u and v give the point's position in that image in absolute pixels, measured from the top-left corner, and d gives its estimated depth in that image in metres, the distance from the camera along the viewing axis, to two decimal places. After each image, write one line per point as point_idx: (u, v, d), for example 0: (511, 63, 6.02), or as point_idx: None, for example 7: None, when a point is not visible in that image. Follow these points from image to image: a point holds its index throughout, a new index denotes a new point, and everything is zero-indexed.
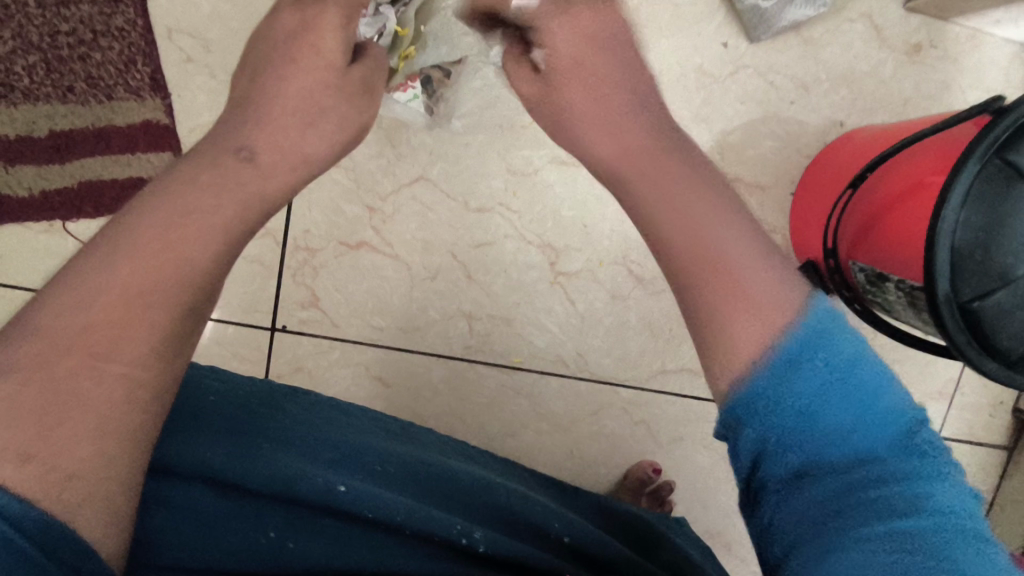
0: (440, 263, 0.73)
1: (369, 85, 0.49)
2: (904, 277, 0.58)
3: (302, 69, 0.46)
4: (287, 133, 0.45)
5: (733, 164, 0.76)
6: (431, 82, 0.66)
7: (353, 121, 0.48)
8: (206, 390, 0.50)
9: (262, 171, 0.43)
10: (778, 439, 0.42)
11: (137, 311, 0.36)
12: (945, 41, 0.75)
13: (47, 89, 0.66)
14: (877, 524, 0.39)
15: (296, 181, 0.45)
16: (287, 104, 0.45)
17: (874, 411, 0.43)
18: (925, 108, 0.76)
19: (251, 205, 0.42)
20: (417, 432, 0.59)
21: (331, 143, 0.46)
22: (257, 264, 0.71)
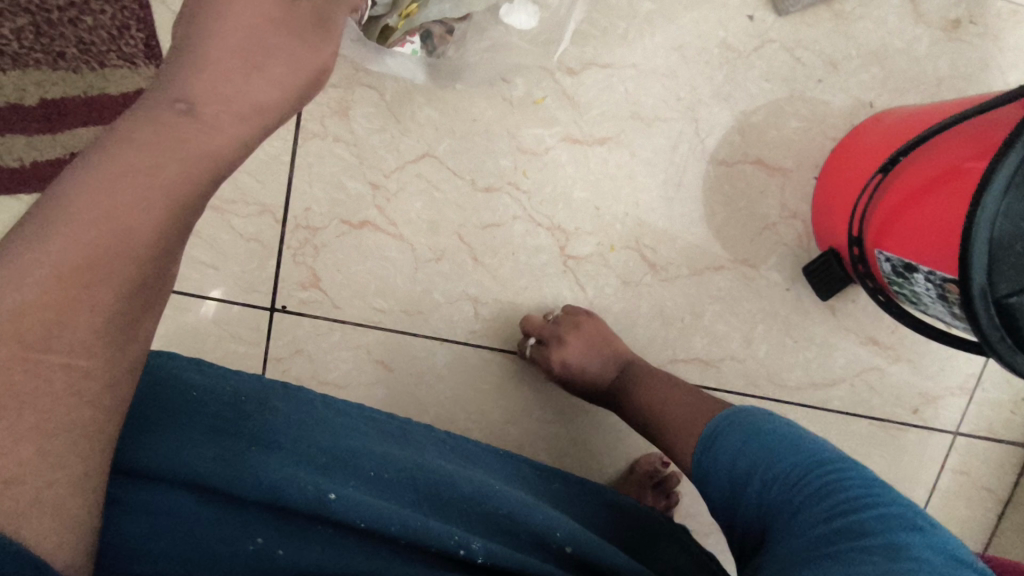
0: (446, 245, 0.71)
1: (321, 19, 0.50)
2: (935, 269, 0.55)
3: (243, 11, 0.47)
4: (224, 80, 0.45)
5: (755, 145, 0.72)
6: (431, 37, 0.64)
7: (308, 61, 0.48)
8: (187, 387, 0.49)
9: (203, 123, 0.42)
10: (727, 489, 0.54)
11: (76, 290, 0.36)
12: (986, 17, 0.71)
13: (37, 54, 0.63)
14: (809, 533, 0.47)
15: (251, 133, 0.45)
16: (227, 49, 0.46)
17: (815, 459, 0.52)
18: (960, 89, 0.72)
19: (196, 162, 0.41)
20: (416, 432, 0.57)
21: (283, 91, 0.47)
22: (256, 242, 0.69)
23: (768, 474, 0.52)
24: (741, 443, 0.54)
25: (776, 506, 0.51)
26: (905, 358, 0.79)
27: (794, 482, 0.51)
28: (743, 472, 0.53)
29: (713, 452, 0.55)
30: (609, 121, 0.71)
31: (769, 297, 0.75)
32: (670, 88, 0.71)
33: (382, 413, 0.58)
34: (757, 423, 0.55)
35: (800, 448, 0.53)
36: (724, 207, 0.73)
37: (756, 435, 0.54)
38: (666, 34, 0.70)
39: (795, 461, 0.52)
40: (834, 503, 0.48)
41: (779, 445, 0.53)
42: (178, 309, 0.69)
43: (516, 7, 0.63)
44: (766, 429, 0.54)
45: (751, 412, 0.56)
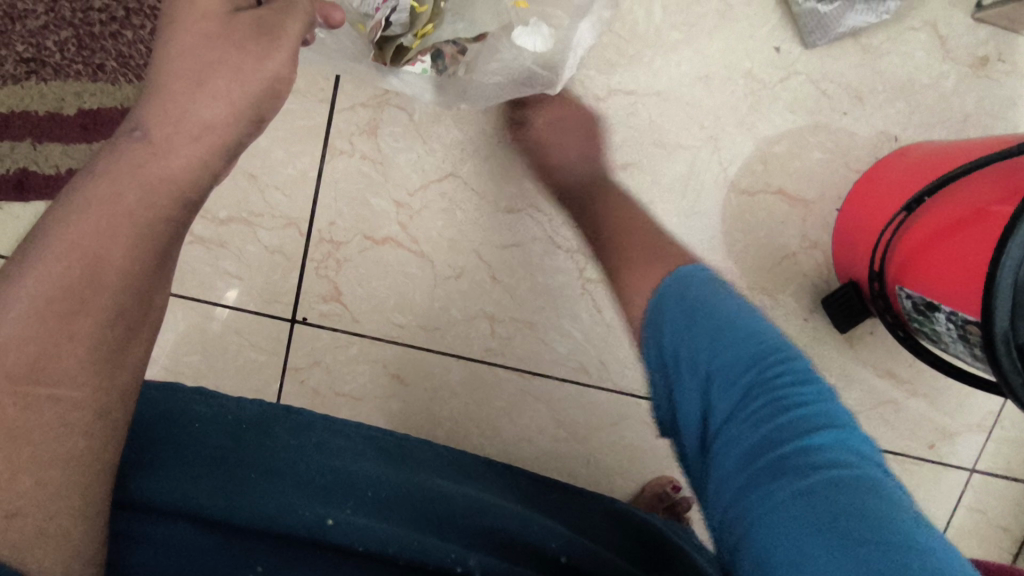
0: (467, 263, 0.71)
1: (268, 23, 0.44)
2: (957, 309, 0.54)
3: (182, 31, 0.44)
4: (173, 100, 0.42)
5: (777, 176, 0.72)
6: (442, 56, 0.60)
7: (251, 69, 0.43)
8: (189, 420, 0.50)
9: (157, 148, 0.41)
10: (683, 402, 0.50)
11: (54, 323, 0.36)
12: (1014, 55, 0.71)
13: (78, 66, 0.64)
14: (767, 453, 0.44)
15: (205, 152, 0.42)
16: (177, 66, 0.43)
17: (761, 357, 0.48)
18: (986, 126, 0.72)
19: (155, 188, 0.40)
20: (415, 448, 0.58)
21: (228, 101, 0.43)
22: (279, 254, 0.70)
23: (702, 374, 0.49)
24: (673, 334, 0.51)
25: (730, 419, 0.47)
26: (922, 392, 0.78)
27: (745, 388, 0.47)
28: (698, 374, 0.49)
29: (671, 350, 0.51)
30: (634, 147, 0.71)
31: (786, 325, 0.75)
32: (694, 117, 0.71)
33: (384, 431, 0.60)
34: (689, 314, 0.51)
35: (749, 341, 0.49)
36: (744, 236, 0.73)
37: (701, 320, 0.50)
38: (692, 63, 0.70)
39: (747, 362, 0.48)
40: (767, 403, 0.46)
41: (729, 339, 0.49)
42: (203, 318, 0.71)
43: (530, 30, 0.57)
44: (725, 324, 0.50)
45: (692, 294, 0.52)
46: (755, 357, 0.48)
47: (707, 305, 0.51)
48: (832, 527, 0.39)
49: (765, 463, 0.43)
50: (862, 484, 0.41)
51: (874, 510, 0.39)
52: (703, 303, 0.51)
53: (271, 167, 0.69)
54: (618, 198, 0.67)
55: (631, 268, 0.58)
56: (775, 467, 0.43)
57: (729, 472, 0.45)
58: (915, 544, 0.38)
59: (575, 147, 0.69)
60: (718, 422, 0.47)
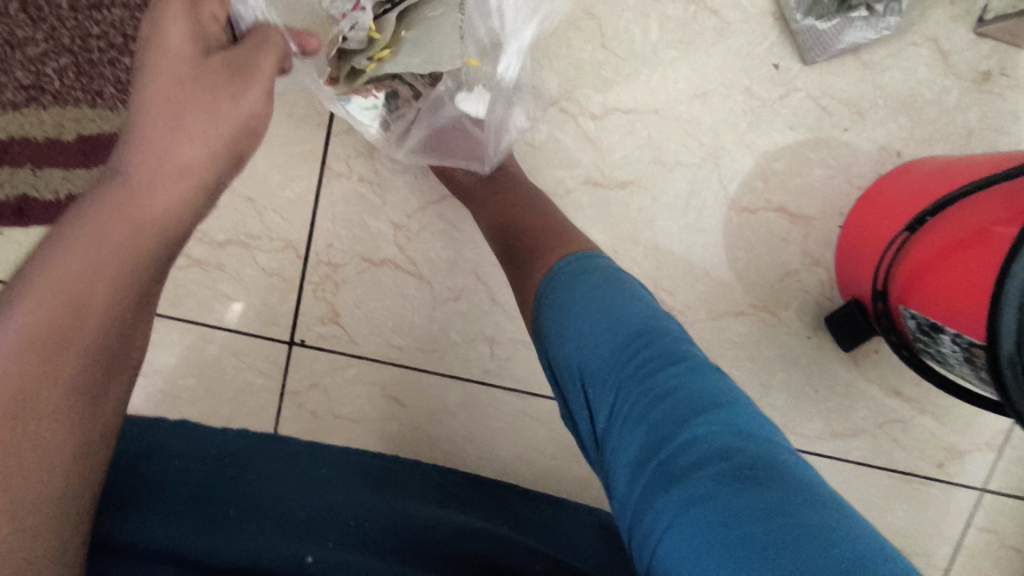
0: (464, 284, 0.71)
1: (238, 63, 0.45)
2: (962, 331, 0.53)
3: (157, 78, 0.45)
4: (153, 144, 0.43)
5: (777, 193, 0.71)
6: (396, 98, 0.58)
7: (230, 108, 0.44)
8: (171, 457, 0.50)
9: (139, 190, 0.42)
10: (579, 408, 0.48)
11: (36, 368, 0.36)
12: (1018, 70, 0.70)
13: (77, 92, 0.65)
14: (654, 452, 0.41)
15: (188, 193, 0.43)
16: (151, 112, 0.44)
17: (636, 345, 0.46)
18: (991, 141, 0.71)
19: (141, 230, 0.41)
20: (401, 472, 0.58)
21: (208, 143, 0.44)
22: (277, 276, 0.70)
23: (591, 374, 0.46)
24: (555, 336, 0.49)
25: (616, 420, 0.44)
26: (929, 410, 0.77)
27: (624, 382, 0.45)
28: (582, 375, 0.47)
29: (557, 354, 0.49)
30: (631, 166, 0.71)
31: (789, 344, 0.74)
32: (692, 135, 0.71)
33: (370, 455, 0.60)
34: (568, 312, 0.49)
35: (621, 329, 0.47)
36: (745, 253, 0.72)
37: (574, 317, 0.48)
38: (689, 81, 0.70)
39: (622, 353, 0.46)
40: (647, 395, 0.43)
41: (601, 331, 0.47)
42: (201, 341, 0.70)
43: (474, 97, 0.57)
44: (594, 314, 0.47)
45: (571, 291, 0.50)
46: (631, 347, 0.46)
47: (575, 299, 0.49)
48: (738, 528, 0.37)
49: (656, 466, 0.41)
50: (756, 472, 0.39)
51: (773, 501, 0.37)
52: (572, 297, 0.49)
53: (269, 190, 0.69)
54: (520, 191, 0.65)
55: (536, 261, 0.56)
56: (664, 467, 0.41)
57: (624, 481, 0.43)
58: (822, 532, 0.36)
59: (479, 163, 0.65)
60: (607, 423, 0.45)
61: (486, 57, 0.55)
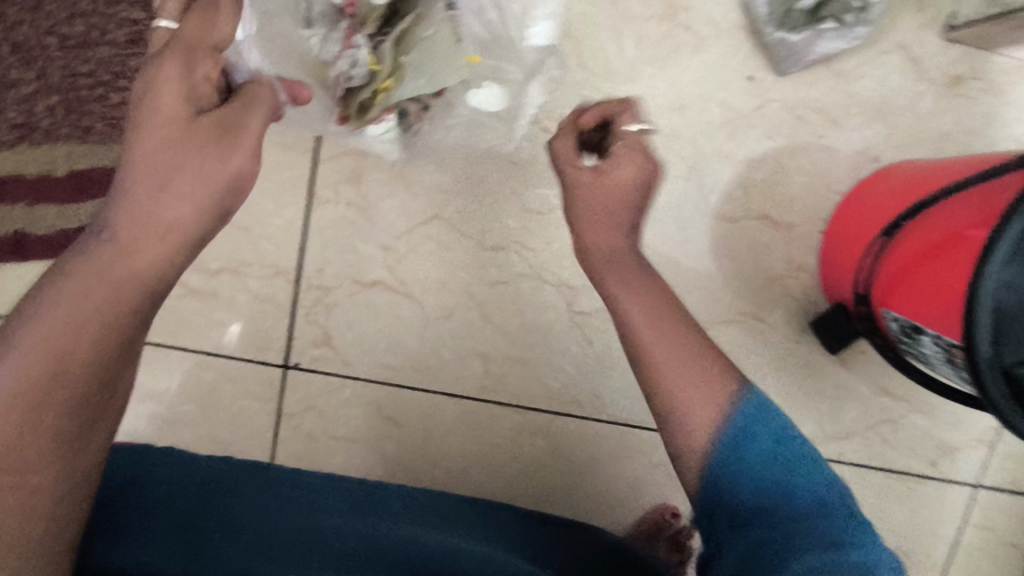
0: (455, 302, 0.72)
1: (227, 125, 0.46)
2: (942, 333, 0.54)
3: (147, 136, 0.45)
4: (138, 203, 0.44)
5: (759, 202, 0.73)
6: (407, 115, 0.63)
7: (216, 169, 0.45)
8: (156, 484, 0.53)
9: (123, 248, 0.43)
10: (721, 505, 0.50)
11: (19, 416, 0.38)
12: (989, 73, 0.71)
13: (67, 129, 0.66)
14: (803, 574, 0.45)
15: (170, 250, 0.44)
16: (138, 170, 0.44)
17: (794, 469, 0.52)
18: (966, 143, 0.72)
19: (122, 287, 0.42)
20: (388, 493, 0.57)
21: (192, 202, 0.44)
22: (270, 302, 0.71)
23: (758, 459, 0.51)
24: (749, 444, 0.51)
25: (753, 521, 0.49)
26: (920, 409, 0.77)
27: (781, 503, 0.50)
28: (736, 486, 0.50)
29: (729, 458, 0.51)
30: None
31: (778, 349, 0.75)
32: (674, 149, 0.72)
33: (359, 477, 0.59)
34: (743, 421, 0.51)
35: (796, 461, 0.52)
36: (730, 262, 0.73)
37: (763, 434, 0.52)
38: (667, 97, 0.71)
39: (797, 478, 0.51)
40: (831, 527, 0.49)
41: (784, 458, 0.52)
42: (197, 369, 0.71)
43: (484, 92, 0.62)
44: (787, 441, 0.52)
45: (742, 405, 0.52)
46: (793, 475, 0.51)
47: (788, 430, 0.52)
48: None
49: None
50: None
51: None
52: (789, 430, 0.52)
53: (259, 218, 0.70)
54: (654, 290, 0.56)
55: (707, 390, 0.52)
56: None
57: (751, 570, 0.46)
58: None
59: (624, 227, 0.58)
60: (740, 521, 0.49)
61: (488, 53, 0.61)
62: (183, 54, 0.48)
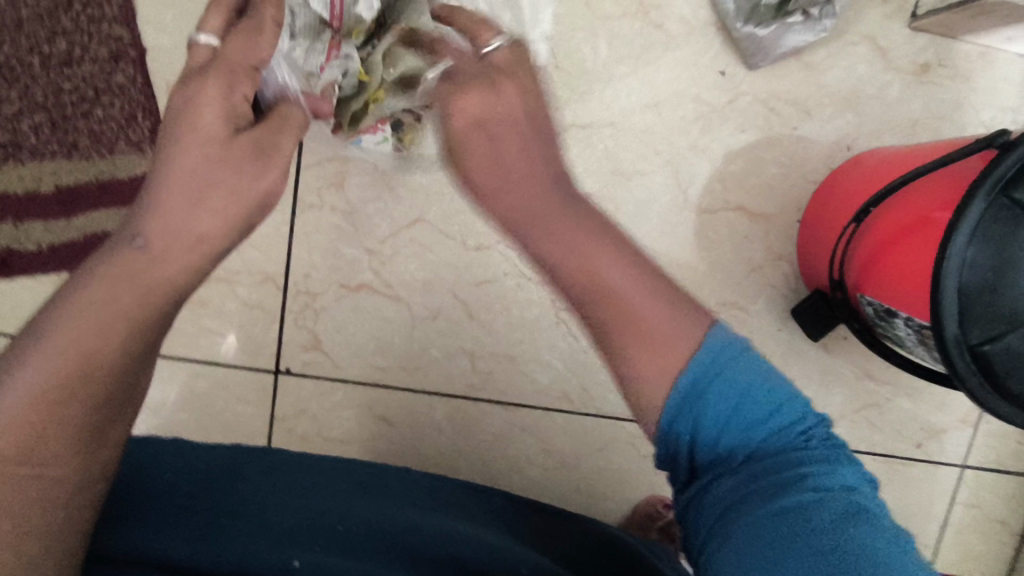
0: (441, 303, 0.73)
1: (264, 146, 0.43)
2: (913, 315, 0.56)
3: (182, 153, 0.41)
4: (173, 214, 0.40)
5: (735, 194, 0.74)
6: (401, 125, 0.66)
7: (251, 191, 0.42)
8: (162, 471, 0.53)
9: (153, 257, 0.40)
10: (692, 451, 0.45)
11: (45, 413, 0.38)
12: (955, 60, 0.73)
13: (53, 146, 0.67)
14: (794, 546, 0.41)
15: (201, 263, 0.41)
16: (170, 182, 0.41)
17: (761, 422, 0.45)
18: (935, 129, 0.74)
19: (148, 294, 0.40)
20: (393, 483, 0.59)
21: (225, 221, 0.41)
22: (259, 309, 0.72)
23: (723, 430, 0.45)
24: (720, 403, 0.44)
25: (732, 485, 0.44)
26: (904, 392, 0.79)
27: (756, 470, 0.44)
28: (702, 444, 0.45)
29: (711, 425, 0.44)
30: (593, 178, 0.73)
31: (760, 338, 0.76)
32: (649, 145, 0.73)
33: (362, 463, 0.61)
34: (700, 379, 0.44)
35: (767, 415, 0.45)
36: (710, 254, 0.75)
37: (734, 388, 0.45)
38: (641, 94, 0.73)
39: (776, 438, 0.45)
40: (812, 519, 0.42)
41: (757, 408, 0.45)
42: (189, 377, 0.72)
43: None
44: (757, 393, 0.45)
45: (706, 346, 0.45)
46: (766, 425, 0.45)
47: (732, 358, 0.45)
48: None
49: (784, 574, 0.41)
50: None
51: None
52: (731, 356, 0.45)
53: None
54: (621, 267, 0.47)
55: (654, 348, 0.45)
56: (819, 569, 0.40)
57: (728, 538, 0.42)
58: None
59: (509, 109, 0.49)
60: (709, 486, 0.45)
61: None
62: (226, 79, 0.43)
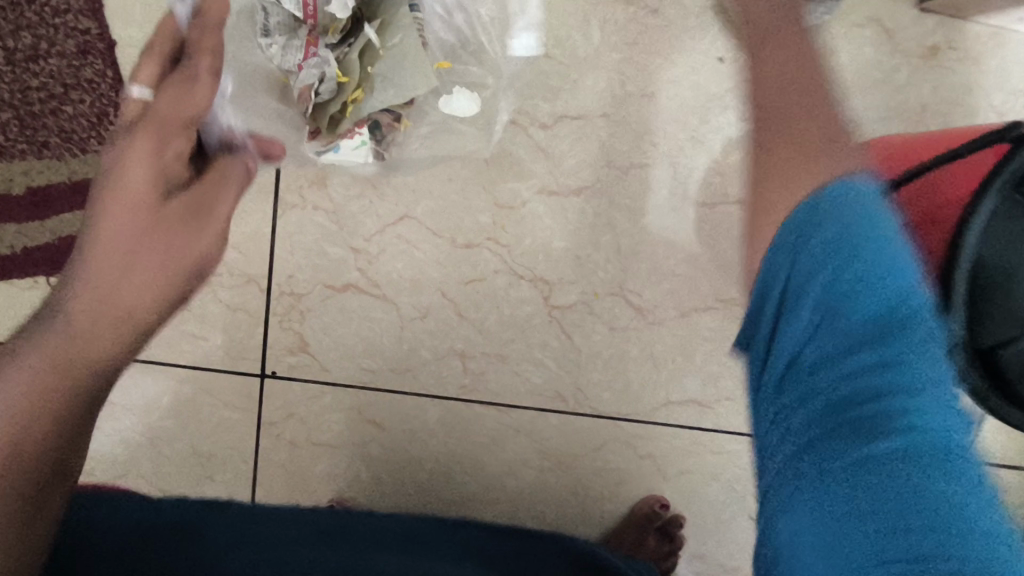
0: (430, 302, 0.71)
1: (205, 205, 0.44)
2: None
3: (107, 218, 0.41)
4: (100, 282, 0.40)
5: (734, 185, 0.71)
6: (380, 127, 0.60)
7: (185, 254, 0.42)
8: (97, 542, 0.47)
9: (71, 331, 0.38)
10: (798, 350, 0.37)
11: None
12: (965, 41, 0.69)
13: (22, 145, 0.65)
14: (855, 450, 0.34)
15: (128, 338, 0.39)
16: (101, 251, 0.40)
17: (868, 279, 0.35)
18: (945, 115, 0.70)
19: (69, 372, 0.37)
20: (362, 527, 0.57)
21: (155, 288, 0.41)
22: (243, 311, 0.70)
23: (824, 285, 0.36)
24: (817, 258, 0.36)
25: (811, 326, 0.36)
26: None
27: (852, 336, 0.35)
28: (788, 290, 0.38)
29: (800, 268, 0.37)
30: (586, 171, 0.70)
31: None
32: (645, 135, 0.70)
33: (327, 514, 0.59)
34: (805, 231, 0.37)
35: (853, 240, 0.36)
36: (709, 248, 0.72)
37: (832, 237, 0.36)
38: (637, 81, 0.70)
39: (862, 326, 0.35)
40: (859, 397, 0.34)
41: (822, 242, 0.37)
42: (173, 383, 0.70)
43: (457, 96, 0.63)
44: (862, 254, 0.36)
45: (843, 190, 0.37)
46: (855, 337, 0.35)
47: (849, 215, 0.37)
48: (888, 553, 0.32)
49: (834, 432, 0.35)
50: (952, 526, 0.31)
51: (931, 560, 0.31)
52: (843, 211, 0.37)
53: None
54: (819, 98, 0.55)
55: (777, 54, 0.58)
56: (877, 459, 0.33)
57: (803, 439, 0.35)
58: None
59: None
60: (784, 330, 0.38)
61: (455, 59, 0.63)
62: (158, 133, 0.43)
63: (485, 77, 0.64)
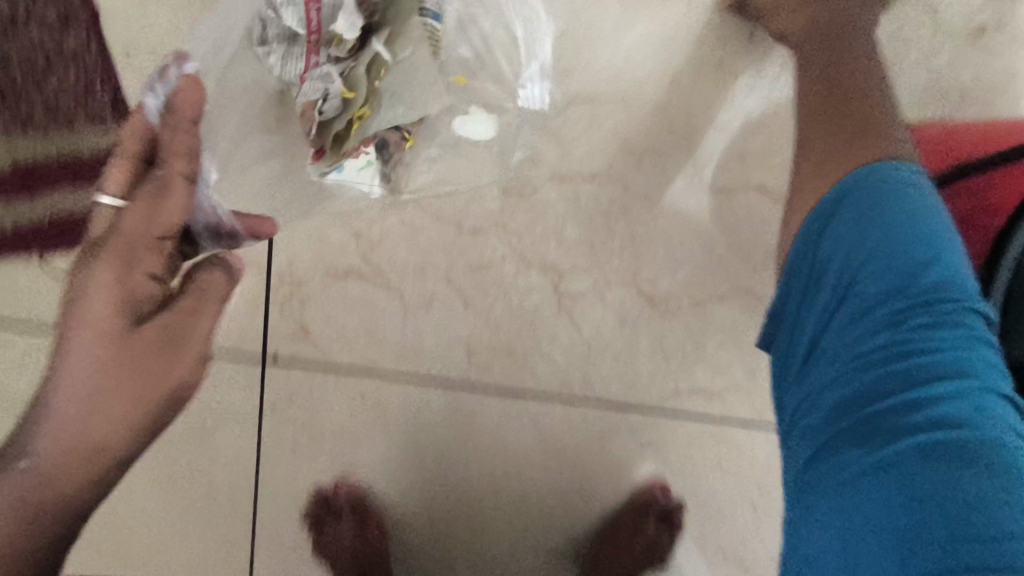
0: (435, 290, 0.69)
1: (173, 338, 0.48)
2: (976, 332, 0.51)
3: (73, 356, 0.45)
4: (70, 419, 0.46)
5: (754, 172, 0.68)
6: (387, 146, 0.58)
7: (155, 390, 0.48)
8: None
9: (40, 471, 0.45)
10: (846, 327, 0.47)
11: None
12: (1015, 22, 0.64)
13: (5, 119, 0.62)
14: (899, 415, 0.44)
15: (97, 471, 0.47)
16: (69, 390, 0.46)
17: (902, 266, 0.47)
18: (988, 101, 0.66)
19: (41, 509, 0.46)
20: None
21: (126, 424, 0.48)
22: (242, 295, 0.68)
23: (861, 271, 0.47)
24: (852, 245, 0.48)
25: (851, 304, 0.47)
26: None
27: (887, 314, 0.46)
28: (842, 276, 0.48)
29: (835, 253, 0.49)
30: (598, 158, 0.67)
31: None
32: (662, 119, 0.67)
33: None
34: (842, 217, 0.49)
35: (895, 234, 0.47)
36: (725, 237, 0.69)
37: (872, 231, 0.48)
38: (656, 61, 0.66)
39: (900, 301, 0.46)
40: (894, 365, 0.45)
41: (877, 236, 0.47)
42: None
43: (470, 118, 0.60)
44: (899, 241, 0.47)
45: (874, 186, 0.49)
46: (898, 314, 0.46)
47: (885, 212, 0.48)
48: (915, 513, 0.41)
49: (861, 417, 0.45)
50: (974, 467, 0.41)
51: (952, 500, 0.41)
52: (880, 205, 0.49)
53: None
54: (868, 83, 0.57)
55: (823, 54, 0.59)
56: (907, 412, 0.43)
57: (824, 389, 0.47)
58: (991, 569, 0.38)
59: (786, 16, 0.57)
60: (839, 307, 0.48)
61: (473, 74, 0.59)
62: (123, 260, 0.45)
63: (503, 100, 0.60)
